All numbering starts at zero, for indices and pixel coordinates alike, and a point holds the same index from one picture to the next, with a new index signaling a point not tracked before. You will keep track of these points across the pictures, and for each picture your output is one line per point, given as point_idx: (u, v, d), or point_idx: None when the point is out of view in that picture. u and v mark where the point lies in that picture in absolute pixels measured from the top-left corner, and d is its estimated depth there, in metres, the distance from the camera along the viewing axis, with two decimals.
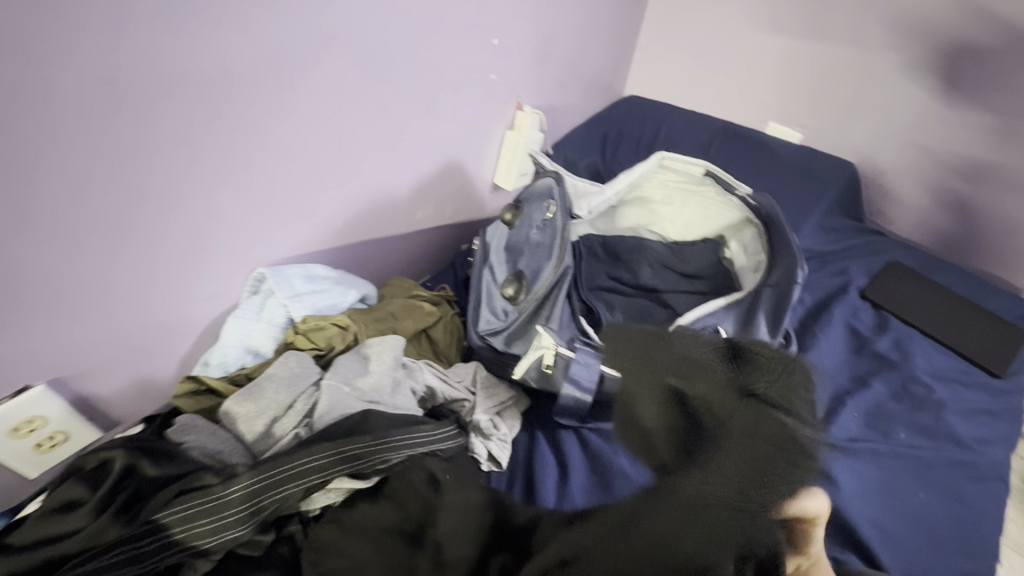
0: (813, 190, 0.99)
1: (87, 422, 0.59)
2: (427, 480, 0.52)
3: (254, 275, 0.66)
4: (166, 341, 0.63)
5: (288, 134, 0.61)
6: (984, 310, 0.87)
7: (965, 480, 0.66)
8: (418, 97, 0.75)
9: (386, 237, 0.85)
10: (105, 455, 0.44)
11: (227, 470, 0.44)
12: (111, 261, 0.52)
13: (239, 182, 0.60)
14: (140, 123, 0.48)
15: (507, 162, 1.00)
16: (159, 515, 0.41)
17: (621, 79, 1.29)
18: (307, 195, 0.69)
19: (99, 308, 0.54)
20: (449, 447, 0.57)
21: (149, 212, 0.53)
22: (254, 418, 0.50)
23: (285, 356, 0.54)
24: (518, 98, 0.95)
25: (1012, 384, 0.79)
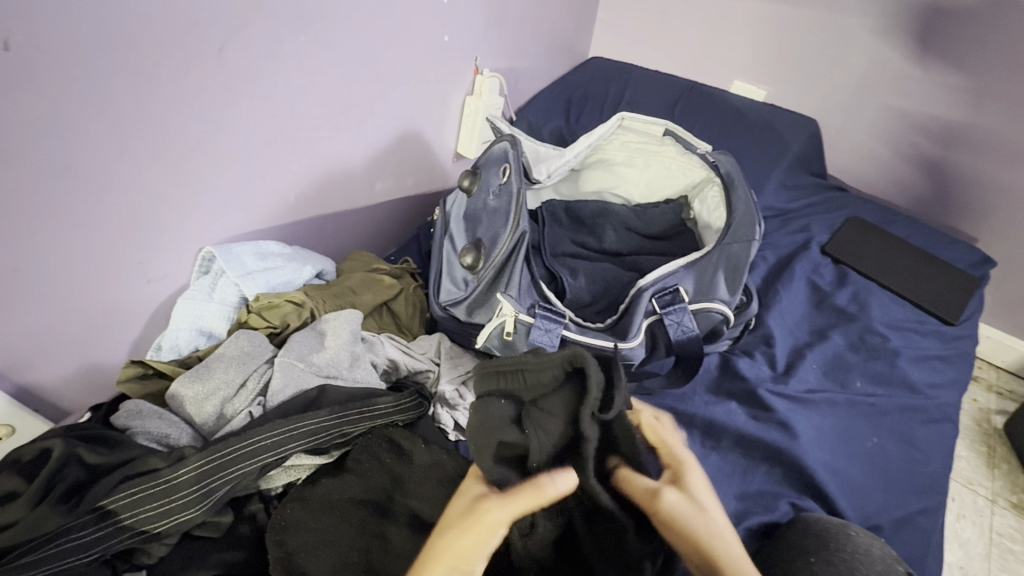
0: (776, 148, 0.99)
1: (32, 413, 0.56)
2: (392, 452, 0.52)
3: (203, 254, 0.63)
4: (110, 328, 0.60)
5: (219, 101, 0.58)
6: (939, 261, 0.89)
7: (918, 424, 0.69)
8: (364, 61, 0.72)
9: (342, 210, 0.82)
10: (43, 444, 0.42)
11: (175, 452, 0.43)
12: (33, 242, 0.50)
13: (171, 154, 0.57)
14: (48, 90, 0.45)
15: (468, 129, 0.97)
16: (105, 501, 0.40)
17: (585, 41, 1.26)
18: (252, 168, 0.66)
19: (29, 295, 0.52)
20: (415, 415, 0.57)
21: (68, 186, 0.50)
22: (204, 399, 0.49)
23: (235, 335, 0.53)
24: (475, 61, 0.92)
25: (964, 331, 0.82)
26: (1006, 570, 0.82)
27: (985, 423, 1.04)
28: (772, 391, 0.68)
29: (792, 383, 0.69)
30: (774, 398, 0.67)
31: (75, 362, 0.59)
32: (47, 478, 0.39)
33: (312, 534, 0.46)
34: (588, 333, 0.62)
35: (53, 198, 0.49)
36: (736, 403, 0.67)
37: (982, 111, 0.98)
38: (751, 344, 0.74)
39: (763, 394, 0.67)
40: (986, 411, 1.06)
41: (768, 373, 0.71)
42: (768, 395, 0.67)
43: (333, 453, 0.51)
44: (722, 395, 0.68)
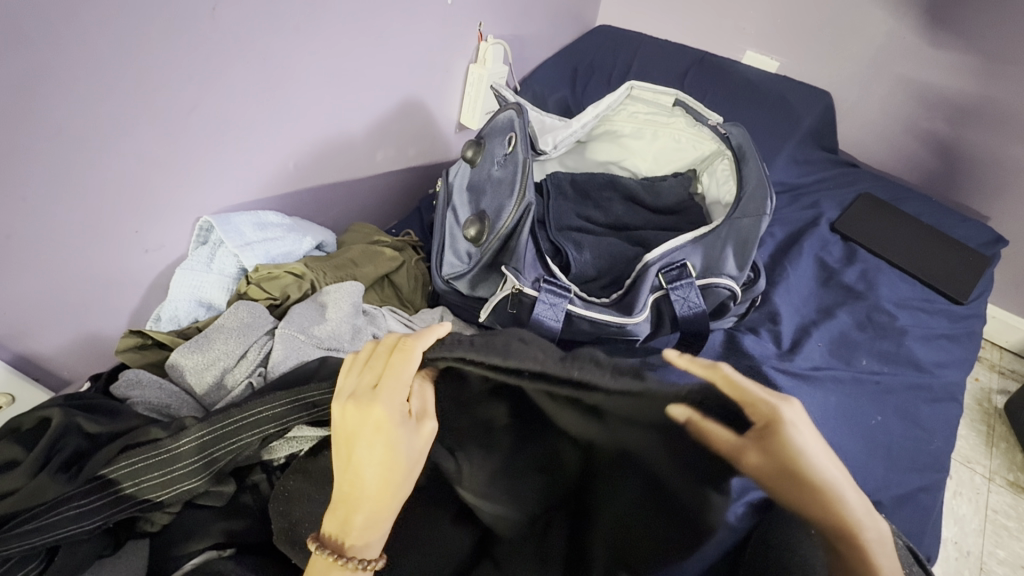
0: (786, 122, 0.96)
1: (33, 381, 0.56)
2: None
3: (200, 224, 0.62)
4: (109, 297, 0.59)
5: (216, 67, 0.56)
6: (950, 239, 0.87)
7: (922, 403, 0.69)
8: (363, 25, 0.69)
9: (343, 182, 0.80)
10: (41, 413, 0.42)
11: (175, 424, 0.43)
12: (26, 207, 0.48)
13: (168, 122, 0.55)
14: (38, 49, 0.43)
15: (471, 98, 0.94)
16: (104, 470, 0.40)
17: (592, 8, 1.21)
18: (250, 136, 0.64)
19: (23, 264, 0.50)
20: None
21: (61, 154, 0.48)
22: (203, 369, 0.48)
23: (234, 306, 0.52)
24: (479, 27, 0.88)
25: (972, 310, 0.81)
26: (1000, 546, 0.84)
27: (986, 403, 1.04)
28: (778, 368, 0.67)
29: (797, 360, 0.68)
30: (780, 376, 0.66)
31: (74, 333, 0.58)
32: (45, 447, 0.39)
33: (315, 505, 0.46)
34: (594, 307, 0.61)
35: (45, 161, 0.48)
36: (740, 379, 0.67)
37: (1002, 85, 0.95)
38: (757, 321, 0.73)
39: (768, 371, 0.66)
40: (988, 391, 1.06)
41: (773, 350, 0.70)
42: (774, 372, 0.66)
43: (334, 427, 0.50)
44: None
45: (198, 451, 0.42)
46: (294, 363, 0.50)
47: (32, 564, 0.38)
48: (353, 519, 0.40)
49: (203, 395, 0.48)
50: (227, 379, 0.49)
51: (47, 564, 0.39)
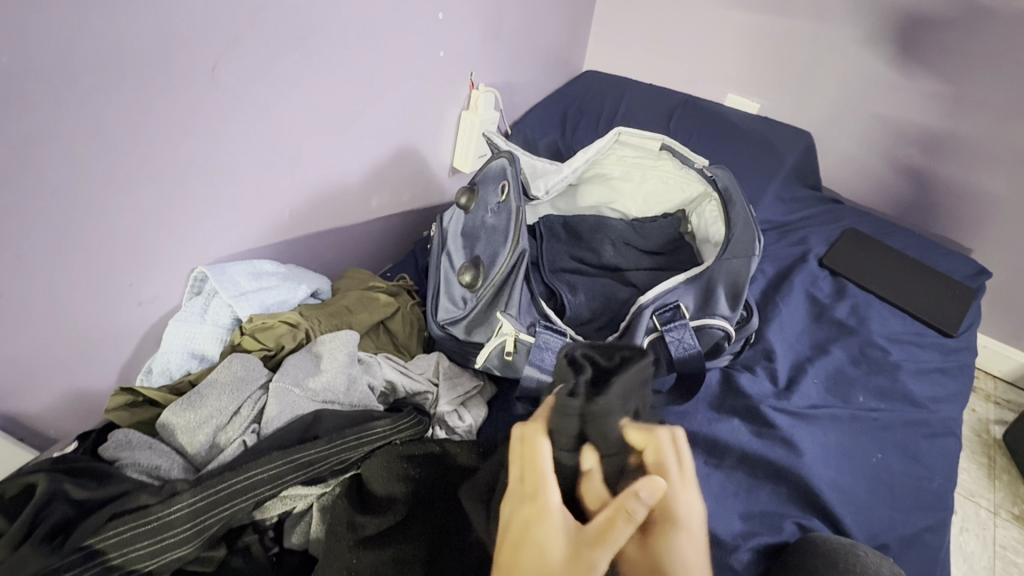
0: (769, 161, 0.99)
1: (19, 442, 0.55)
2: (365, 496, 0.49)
3: (194, 274, 0.62)
4: (101, 352, 0.59)
5: (220, 123, 0.58)
6: (936, 272, 0.89)
7: (921, 439, 0.68)
8: (358, 79, 0.71)
9: (338, 227, 0.81)
10: (26, 480, 0.40)
11: (167, 488, 0.42)
12: (20, 265, 0.48)
13: (168, 177, 0.56)
14: (41, 113, 0.45)
15: (464, 143, 0.96)
16: (91, 539, 0.38)
17: (579, 53, 1.26)
18: (246, 186, 0.65)
19: (13, 322, 0.50)
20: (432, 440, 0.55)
21: (58, 212, 0.49)
22: (194, 428, 0.47)
23: (227, 360, 0.52)
24: (470, 76, 0.92)
25: (963, 342, 0.82)
26: None
27: (985, 434, 1.03)
28: (775, 408, 0.67)
29: (795, 400, 0.68)
30: (779, 417, 0.65)
31: (63, 390, 0.57)
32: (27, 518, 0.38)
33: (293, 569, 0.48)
34: None
35: (40, 219, 0.48)
36: (739, 421, 0.66)
37: (973, 122, 0.99)
38: (752, 359, 0.73)
39: (767, 411, 0.65)
40: (986, 422, 1.06)
41: (770, 389, 0.70)
42: (772, 413, 0.66)
43: (326, 490, 0.49)
44: (726, 413, 0.67)
45: (192, 515, 0.41)
46: (287, 420, 0.49)
47: None
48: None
49: (194, 455, 0.47)
50: (219, 436, 0.48)
51: None
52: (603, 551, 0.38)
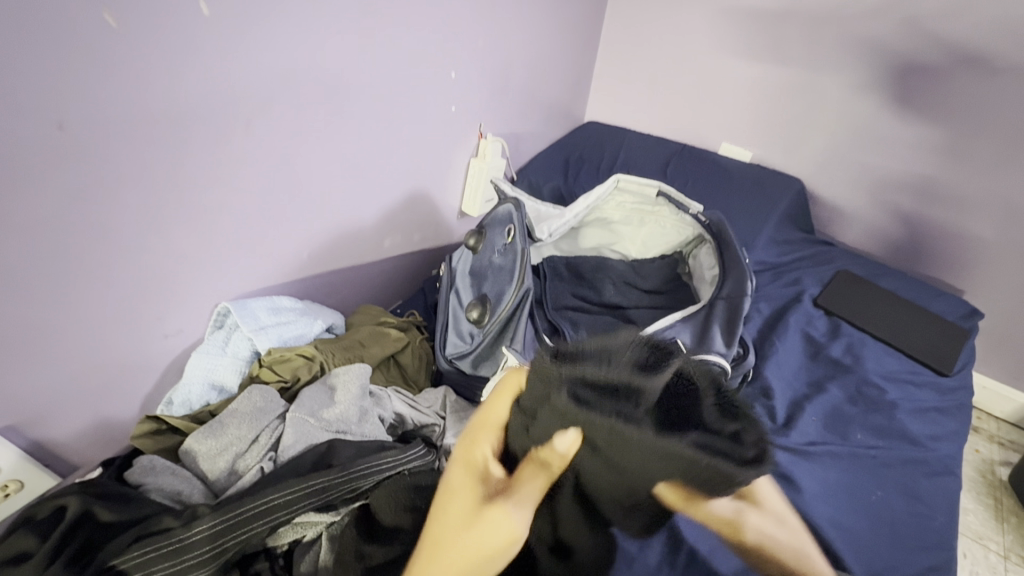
0: (763, 205, 1.04)
1: (43, 469, 0.57)
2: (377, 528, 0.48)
3: (218, 309, 0.66)
4: (127, 382, 0.62)
5: (251, 171, 0.63)
6: (929, 313, 0.92)
7: (921, 477, 0.69)
8: (377, 132, 0.78)
9: (353, 265, 0.86)
10: (58, 501, 0.43)
11: (189, 513, 0.44)
12: (63, 302, 0.52)
13: (202, 219, 0.61)
14: (98, 164, 0.49)
15: (472, 188, 1.02)
16: (115, 560, 0.40)
17: (581, 106, 1.35)
18: (269, 228, 0.70)
19: (52, 351, 0.54)
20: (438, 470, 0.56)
21: (102, 250, 0.53)
22: (215, 454, 0.50)
23: (248, 391, 0.54)
24: (480, 127, 0.98)
25: (959, 382, 0.83)
26: None
27: (989, 474, 1.03)
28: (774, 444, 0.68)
29: (793, 436, 0.70)
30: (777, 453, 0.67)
31: (89, 418, 0.60)
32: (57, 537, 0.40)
33: None
34: None
35: (86, 257, 0.52)
36: None
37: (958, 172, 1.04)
38: (751, 396, 0.75)
39: None
40: (990, 463, 1.06)
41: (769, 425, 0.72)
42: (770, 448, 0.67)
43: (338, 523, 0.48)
44: None
45: (212, 537, 0.43)
46: (304, 447, 0.52)
47: None
48: (493, 533, 0.44)
49: (215, 481, 0.49)
50: (238, 463, 0.50)
51: None
52: (512, 505, 0.45)
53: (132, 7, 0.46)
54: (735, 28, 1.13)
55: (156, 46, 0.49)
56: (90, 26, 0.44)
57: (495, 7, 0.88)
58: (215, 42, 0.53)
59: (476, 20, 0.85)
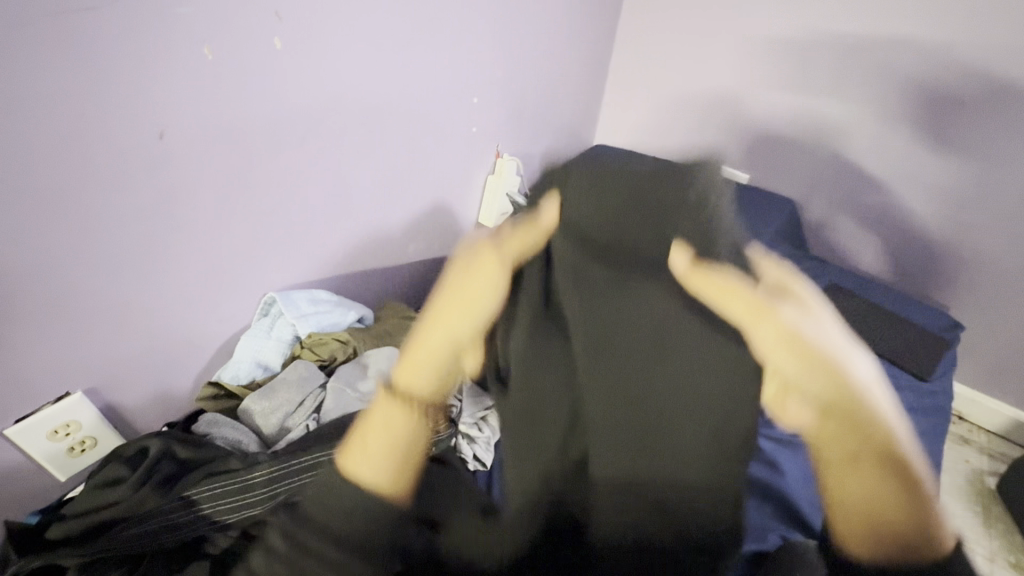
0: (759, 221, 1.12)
1: (113, 429, 0.66)
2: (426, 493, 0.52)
3: (266, 298, 0.76)
4: (186, 358, 0.71)
5: (300, 178, 0.73)
6: (912, 324, 0.98)
7: None
8: (408, 147, 0.88)
9: (380, 267, 0.95)
10: (143, 442, 0.51)
11: (250, 458, 0.51)
12: (144, 282, 0.61)
13: (261, 218, 0.71)
14: (186, 169, 0.60)
15: (488, 202, 1.12)
16: (189, 490, 0.48)
17: (590, 130, 1.46)
18: (311, 229, 0.79)
19: (131, 325, 0.62)
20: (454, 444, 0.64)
21: (182, 240, 0.63)
22: (268, 412, 0.59)
23: (295, 363, 0.63)
24: (497, 147, 1.09)
25: (938, 386, 0.89)
26: None
27: (978, 483, 1.08)
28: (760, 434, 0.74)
29: None
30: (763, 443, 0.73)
31: (152, 388, 0.69)
32: (145, 468, 0.48)
33: None
34: None
35: (168, 246, 0.62)
36: None
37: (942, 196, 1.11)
38: None
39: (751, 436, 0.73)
40: (979, 472, 1.11)
41: None
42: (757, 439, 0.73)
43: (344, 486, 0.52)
44: None
45: (268, 480, 0.50)
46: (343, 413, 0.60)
47: (123, 566, 0.46)
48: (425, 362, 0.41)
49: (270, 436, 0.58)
50: (287, 422, 0.59)
51: (133, 569, 0.46)
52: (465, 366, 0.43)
53: (221, 41, 0.57)
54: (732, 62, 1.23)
55: (236, 71, 0.60)
56: (190, 55, 0.55)
57: (515, 41, 0.99)
58: (282, 68, 0.64)
59: (499, 53, 0.97)
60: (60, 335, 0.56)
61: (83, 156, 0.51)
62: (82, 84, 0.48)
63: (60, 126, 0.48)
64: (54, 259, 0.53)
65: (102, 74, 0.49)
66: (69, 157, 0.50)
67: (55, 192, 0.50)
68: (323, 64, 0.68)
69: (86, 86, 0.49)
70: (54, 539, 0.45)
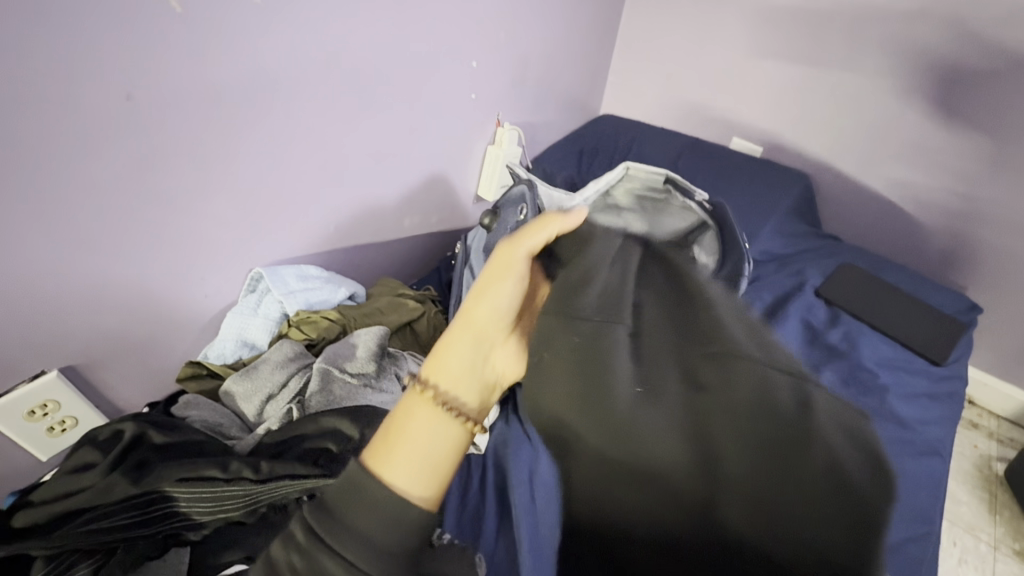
0: (773, 198, 1.07)
1: (95, 408, 0.63)
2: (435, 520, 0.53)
3: (252, 274, 0.72)
4: (169, 335, 0.68)
5: (285, 145, 0.69)
6: (928, 306, 0.94)
7: (908, 457, 0.72)
8: (402, 114, 0.83)
9: (374, 242, 0.91)
10: (118, 426, 0.49)
11: (233, 469, 0.47)
12: (117, 257, 0.57)
13: (244, 189, 0.67)
14: (159, 135, 0.55)
15: (488, 174, 1.07)
16: (162, 485, 0.45)
17: (596, 99, 1.39)
18: (300, 201, 0.75)
19: (108, 302, 0.59)
20: None
21: (162, 212, 0.59)
22: (250, 395, 0.56)
23: (278, 343, 0.61)
24: (498, 115, 1.03)
25: (952, 371, 0.86)
26: None
27: (986, 469, 1.06)
28: None
29: None
30: None
31: (135, 366, 0.66)
32: (117, 455, 0.46)
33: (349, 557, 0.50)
34: None
35: (145, 219, 0.58)
36: None
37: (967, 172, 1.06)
38: None
39: None
40: (987, 458, 1.08)
41: None
42: None
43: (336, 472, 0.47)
44: None
45: (251, 479, 0.47)
46: (328, 397, 0.57)
47: (94, 557, 0.44)
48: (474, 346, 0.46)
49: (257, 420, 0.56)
50: (269, 407, 0.56)
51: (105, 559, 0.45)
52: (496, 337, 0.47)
53: None
54: (749, 26, 1.16)
55: (209, 27, 0.55)
56: (157, 6, 0.50)
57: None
58: (260, 24, 0.59)
59: (500, 12, 0.90)
60: (30, 313, 0.53)
61: (42, 119, 0.46)
62: (35, 38, 0.44)
63: (13, 86, 0.44)
64: (19, 232, 0.49)
65: (56, 27, 0.44)
66: (26, 121, 0.46)
67: (12, 159, 0.46)
68: (306, 20, 0.63)
69: (39, 40, 0.44)
70: (20, 527, 0.43)
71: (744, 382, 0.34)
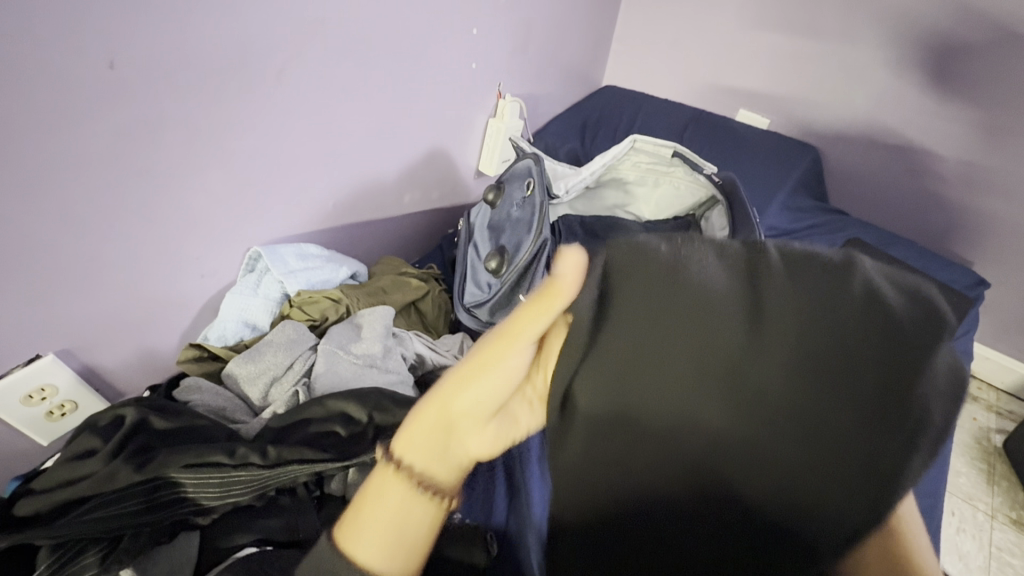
0: (780, 172, 1.05)
1: (93, 392, 0.62)
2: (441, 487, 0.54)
3: (250, 253, 0.70)
4: (167, 316, 0.66)
5: (279, 117, 0.65)
6: (935, 281, 0.93)
7: None
8: (400, 85, 0.79)
9: (374, 219, 0.89)
10: (118, 412, 0.48)
11: (240, 454, 0.46)
12: (108, 237, 0.55)
13: (237, 163, 0.64)
14: (146, 106, 0.52)
15: (489, 148, 1.04)
16: (166, 470, 0.44)
17: (599, 69, 1.34)
18: (296, 176, 0.72)
19: (102, 283, 0.57)
20: None
21: (152, 187, 0.57)
22: (255, 378, 0.55)
23: (282, 324, 0.59)
24: (499, 86, 0.99)
25: (959, 347, 0.86)
26: None
27: (985, 442, 1.07)
28: None
29: None
30: None
31: (133, 349, 0.65)
32: (118, 440, 0.45)
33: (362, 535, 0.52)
34: None
35: (134, 196, 0.55)
36: None
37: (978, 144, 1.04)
38: None
39: None
40: (987, 430, 1.09)
41: None
42: None
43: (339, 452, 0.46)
44: None
45: (258, 463, 0.46)
46: (335, 381, 0.56)
47: (100, 544, 0.43)
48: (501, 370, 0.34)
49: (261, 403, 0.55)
50: (274, 390, 0.55)
51: (112, 547, 0.43)
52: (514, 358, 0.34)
53: None
54: None
55: None
56: None
57: None
58: None
59: None
60: (19, 296, 0.51)
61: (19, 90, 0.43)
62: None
63: None
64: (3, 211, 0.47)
65: None
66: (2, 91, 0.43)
67: None
68: None
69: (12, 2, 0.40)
70: (23, 515, 0.42)
71: (792, 253, 0.34)
